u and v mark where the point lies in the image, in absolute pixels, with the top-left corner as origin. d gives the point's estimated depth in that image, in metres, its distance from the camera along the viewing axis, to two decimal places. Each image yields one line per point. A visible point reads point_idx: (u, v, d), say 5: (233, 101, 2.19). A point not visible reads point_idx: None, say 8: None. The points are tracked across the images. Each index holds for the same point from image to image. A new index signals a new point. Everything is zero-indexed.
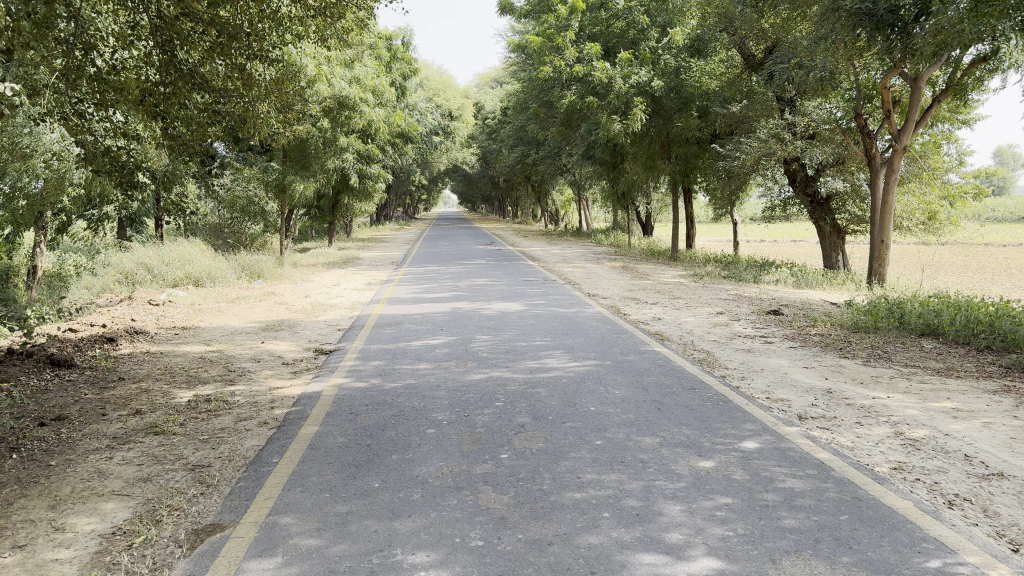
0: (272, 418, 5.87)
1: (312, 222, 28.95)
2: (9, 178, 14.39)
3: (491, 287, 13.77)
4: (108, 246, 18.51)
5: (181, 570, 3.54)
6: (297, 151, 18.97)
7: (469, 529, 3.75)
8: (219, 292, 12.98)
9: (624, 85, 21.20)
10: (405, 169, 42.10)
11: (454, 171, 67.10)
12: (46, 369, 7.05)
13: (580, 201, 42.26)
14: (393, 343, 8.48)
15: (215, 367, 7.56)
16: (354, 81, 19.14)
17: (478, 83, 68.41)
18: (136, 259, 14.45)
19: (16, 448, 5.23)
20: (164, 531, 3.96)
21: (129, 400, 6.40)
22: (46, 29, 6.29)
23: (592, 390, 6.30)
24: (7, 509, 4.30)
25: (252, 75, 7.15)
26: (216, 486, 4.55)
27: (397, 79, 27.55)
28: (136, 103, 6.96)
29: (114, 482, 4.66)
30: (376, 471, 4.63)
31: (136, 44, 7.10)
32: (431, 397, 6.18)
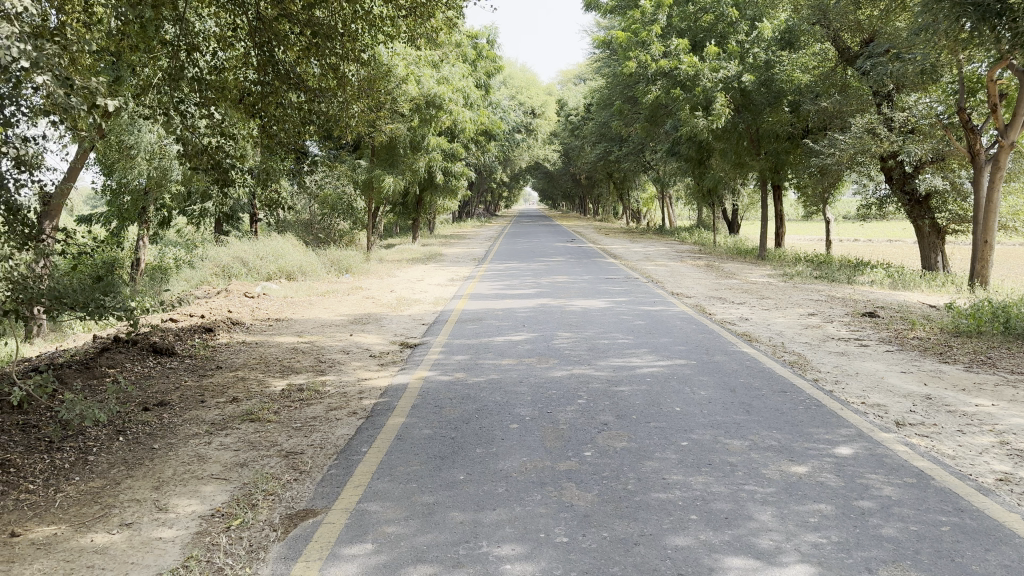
0: (360, 408, 6.02)
1: (398, 218, 29.60)
2: (118, 175, 15.25)
3: (573, 284, 13.73)
4: (205, 240, 19.33)
5: (276, 553, 3.66)
6: (385, 150, 19.40)
7: (554, 525, 3.75)
8: (310, 285, 13.39)
9: (712, 80, 20.95)
10: (487, 167, 42.48)
11: (536, 168, 67.33)
12: (149, 356, 7.42)
13: (664, 199, 41.70)
14: (476, 338, 8.57)
15: (306, 358, 7.80)
16: (442, 80, 19.43)
17: (560, 81, 68.38)
18: (232, 254, 15.05)
19: (123, 431, 5.52)
20: (260, 514, 4.11)
21: (226, 388, 6.67)
22: (154, 31, 6.61)
23: (677, 390, 6.21)
24: (115, 488, 4.54)
25: (345, 76, 7.36)
26: (309, 472, 4.70)
27: (481, 78, 27.86)
28: (235, 103, 7.21)
29: (213, 466, 4.86)
30: (461, 463, 4.68)
31: (235, 45, 7.35)
32: (514, 393, 6.21)
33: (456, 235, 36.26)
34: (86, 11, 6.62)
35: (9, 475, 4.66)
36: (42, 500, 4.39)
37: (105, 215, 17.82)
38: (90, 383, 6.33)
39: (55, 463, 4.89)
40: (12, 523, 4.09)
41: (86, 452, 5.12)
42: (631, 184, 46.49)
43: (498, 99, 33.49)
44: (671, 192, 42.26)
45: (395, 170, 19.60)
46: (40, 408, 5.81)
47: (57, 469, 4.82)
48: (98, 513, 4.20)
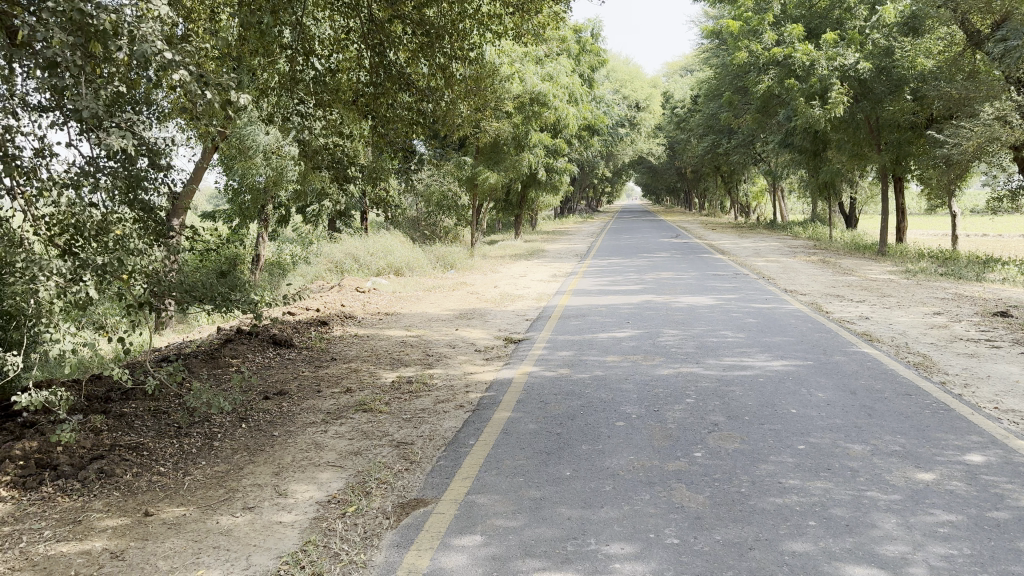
0: (467, 401, 6.10)
1: (502, 215, 29.91)
2: (239, 176, 16.04)
3: (680, 280, 13.48)
4: (319, 237, 20.08)
5: (389, 540, 3.76)
6: (489, 147, 19.61)
7: (664, 526, 3.69)
8: (417, 281, 13.69)
9: (828, 69, 20.30)
10: (590, 162, 42.32)
11: (639, 163, 66.50)
12: (269, 347, 7.77)
13: (776, 192, 40.37)
14: (580, 334, 8.54)
15: (414, 352, 7.97)
16: (547, 77, 19.46)
17: (666, 73, 67.23)
18: (345, 250, 15.63)
19: (245, 418, 5.80)
20: (373, 502, 4.22)
21: (340, 378, 6.90)
22: (273, 37, 6.84)
23: (793, 391, 5.99)
24: (238, 473, 4.76)
25: (453, 74, 7.47)
26: (419, 462, 4.80)
27: (586, 72, 27.74)
28: (348, 105, 7.43)
29: (329, 454, 5.04)
30: (568, 459, 4.67)
31: (349, 48, 7.57)
32: (621, 390, 6.15)
33: (559, 232, 36.35)
34: (210, 19, 6.91)
35: (143, 458, 4.97)
36: (172, 482, 4.66)
37: (227, 214, 18.78)
38: (215, 372, 6.67)
39: (183, 448, 5.18)
40: (146, 502, 4.36)
41: (211, 437, 5.41)
42: (740, 177, 45.23)
43: (602, 93, 33.32)
44: (782, 185, 40.88)
45: (499, 167, 19.80)
46: (170, 395, 6.17)
47: (186, 453, 5.11)
48: (224, 495, 4.43)
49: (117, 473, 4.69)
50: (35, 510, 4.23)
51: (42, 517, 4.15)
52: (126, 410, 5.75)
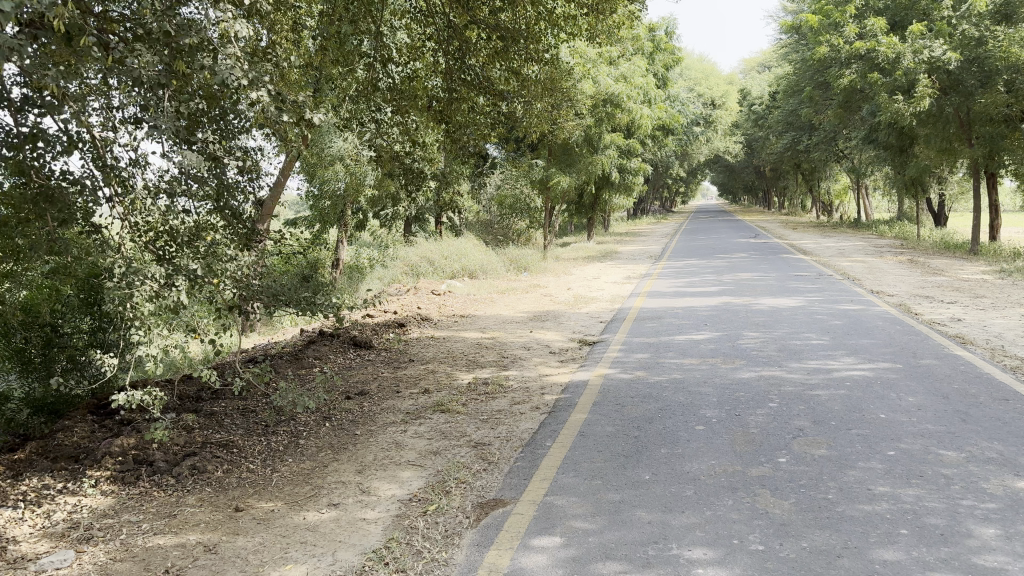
0: (543, 403, 6.13)
1: (575, 217, 29.90)
2: (319, 182, 16.50)
3: (759, 281, 13.19)
4: (396, 241, 20.47)
5: (470, 539, 3.81)
6: (563, 150, 19.65)
7: (747, 532, 3.64)
8: (492, 283, 13.82)
9: (914, 62, 19.59)
10: (664, 161, 41.88)
11: (714, 162, 65.36)
12: (350, 348, 7.97)
13: (859, 190, 39.10)
14: (656, 336, 8.46)
15: (490, 353, 8.04)
16: (621, 77, 19.38)
17: (743, 69, 65.92)
18: (420, 254, 15.94)
19: (329, 418, 5.97)
20: (453, 501, 4.29)
21: (418, 379, 7.02)
22: (352, 45, 7.14)
23: (881, 395, 5.81)
24: (323, 470, 4.91)
25: (528, 77, 7.50)
26: (497, 463, 4.84)
27: (660, 71, 27.47)
28: (425, 111, 7.56)
29: (409, 453, 5.14)
30: (647, 463, 4.65)
31: (426, 53, 7.69)
32: (700, 394, 6.07)
33: (632, 233, 36.07)
34: (292, 30, 7.10)
35: (233, 455, 5.16)
36: (261, 478, 4.83)
37: (308, 218, 19.32)
38: (300, 373, 6.88)
39: (270, 445, 5.36)
40: (236, 498, 4.53)
41: (297, 435, 5.58)
42: (819, 174, 43.98)
43: (676, 92, 32.97)
44: (866, 182, 39.53)
45: (573, 169, 19.80)
46: (257, 395, 6.39)
47: (273, 451, 5.28)
48: (310, 492, 4.57)
49: (209, 469, 4.88)
50: (133, 504, 4.44)
51: (140, 510, 4.36)
52: (217, 408, 5.99)
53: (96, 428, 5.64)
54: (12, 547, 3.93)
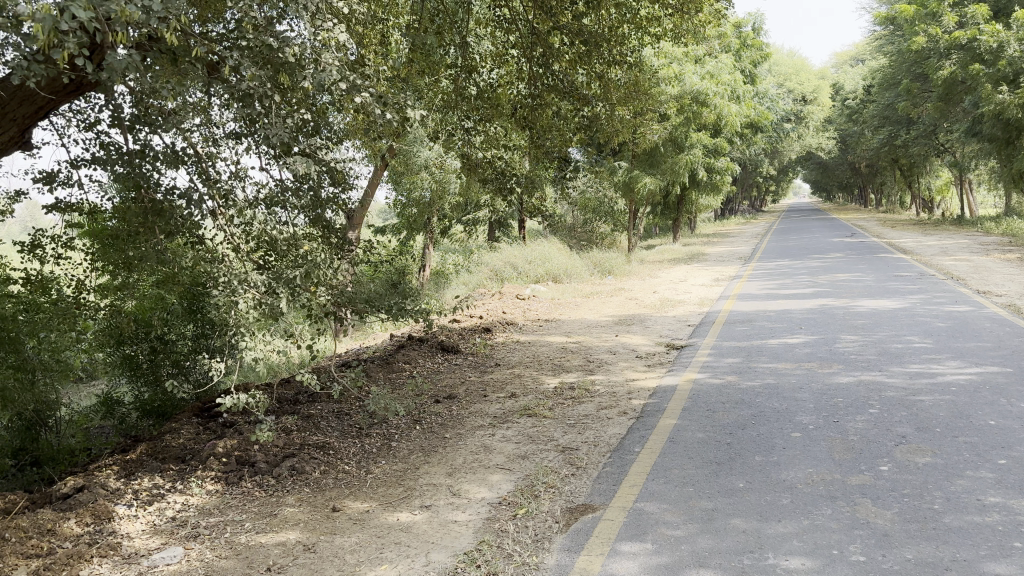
0: (631, 408, 6.08)
1: (661, 219, 29.52)
2: (406, 191, 16.83)
3: (855, 282, 12.74)
4: (480, 246, 20.67)
5: (559, 544, 3.82)
6: (647, 151, 19.48)
7: (847, 542, 3.52)
8: (576, 287, 13.79)
9: (1020, 49, 18.58)
10: (752, 160, 40.91)
11: (806, 158, 63.40)
12: (438, 353, 8.12)
13: (962, 185, 37.25)
14: (747, 340, 8.27)
15: (576, 357, 8.03)
16: (707, 76, 19.09)
17: (835, 63, 63.82)
18: (505, 259, 16.06)
19: (419, 421, 6.10)
20: (542, 505, 4.31)
21: (505, 384, 7.08)
22: (439, 56, 7.40)
23: (991, 401, 5.52)
24: (415, 473, 5.02)
25: (612, 79, 7.51)
26: (585, 468, 4.84)
27: (747, 68, 26.91)
28: (509, 117, 7.64)
29: (498, 457, 5.19)
30: (741, 470, 4.55)
31: (509, 61, 7.80)
32: (794, 399, 5.90)
33: (720, 234, 35.32)
34: (381, 43, 7.29)
35: (329, 456, 5.33)
36: (356, 479, 4.98)
37: (395, 226, 19.76)
38: (390, 377, 7.05)
39: (364, 447, 5.52)
40: (333, 498, 4.67)
41: (389, 438, 5.72)
42: (919, 170, 42.06)
43: (764, 89, 32.15)
44: (969, 177, 37.63)
45: (657, 170, 19.58)
46: (351, 397, 6.58)
47: (367, 453, 5.44)
48: (402, 494, 4.68)
49: (307, 471, 5.06)
50: (237, 503, 4.64)
51: (243, 510, 4.55)
52: (313, 411, 6.20)
53: (201, 430, 5.93)
54: (127, 543, 4.16)
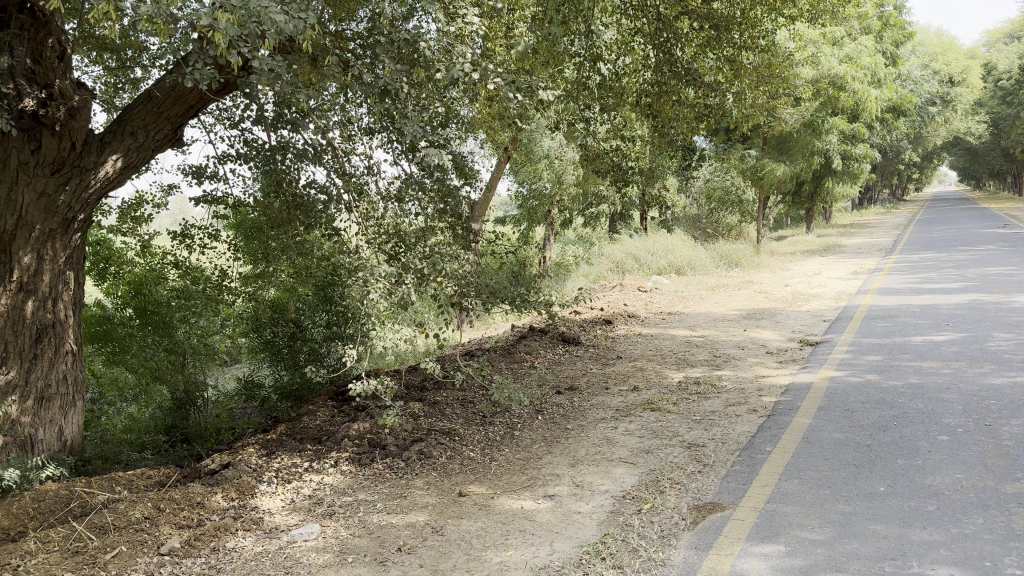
0: (761, 405, 5.86)
1: (791, 208, 28.38)
2: (527, 182, 16.90)
3: (1010, 276, 11.78)
4: (601, 238, 20.51)
5: (687, 542, 3.73)
6: (778, 138, 18.76)
7: (1003, 554, 3.26)
8: (701, 280, 13.46)
9: None
10: (892, 146, 38.59)
11: (953, 143, 59.26)
12: (559, 344, 8.12)
13: None
14: (888, 337, 7.82)
15: (702, 352, 7.83)
16: (844, 59, 18.14)
17: (986, 42, 59.27)
18: (627, 250, 15.93)
19: (541, 411, 6.13)
20: (669, 501, 4.22)
21: (627, 376, 7.00)
22: (563, 46, 7.38)
23: None
24: (538, 462, 5.04)
25: (742, 63, 7.24)
26: (713, 465, 4.70)
27: (889, 49, 25.44)
28: (634, 105, 7.55)
29: (621, 450, 5.13)
30: (882, 474, 4.30)
31: (635, 48, 7.68)
32: (941, 401, 5.52)
33: (855, 224, 33.56)
34: (506, 35, 7.35)
35: (455, 442, 5.44)
36: (480, 465, 5.05)
37: (516, 217, 19.87)
38: (513, 367, 7.12)
39: (489, 435, 5.60)
40: (459, 483, 4.76)
41: (512, 427, 5.77)
42: None
43: (908, 70, 30.22)
44: None
45: (788, 157, 18.80)
46: (475, 386, 6.67)
47: (490, 440, 5.51)
48: (526, 482, 4.71)
49: (434, 455, 5.17)
50: (369, 483, 4.81)
51: (375, 490, 4.70)
52: (438, 398, 6.33)
53: (335, 413, 6.19)
54: (268, 518, 4.39)
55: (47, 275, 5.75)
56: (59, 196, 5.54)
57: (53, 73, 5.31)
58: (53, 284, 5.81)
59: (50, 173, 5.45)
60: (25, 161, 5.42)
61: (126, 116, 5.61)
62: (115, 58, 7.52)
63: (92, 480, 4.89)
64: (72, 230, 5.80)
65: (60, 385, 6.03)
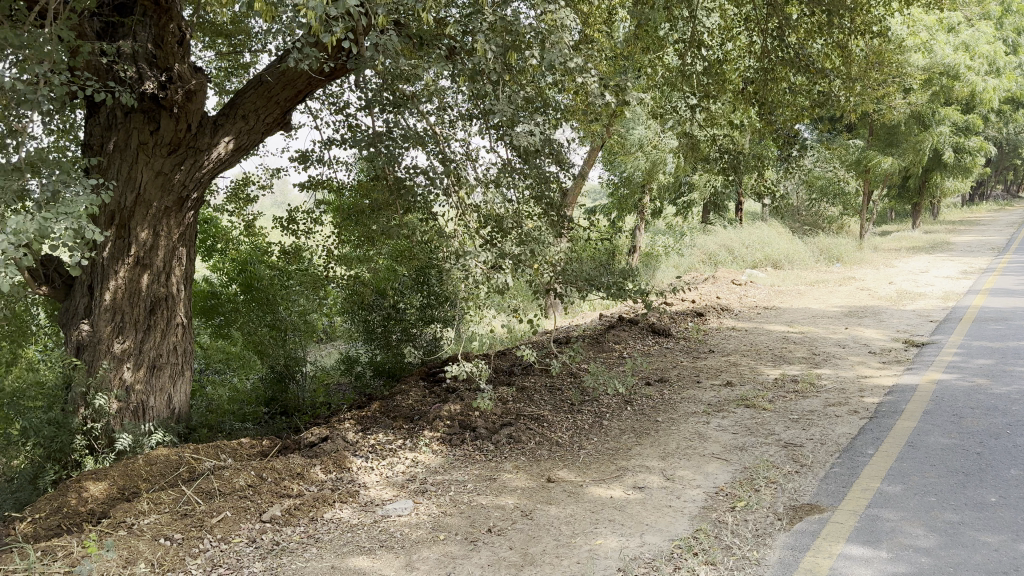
0: (862, 407, 5.66)
1: (895, 201, 27.17)
2: (619, 169, 16.73)
3: None
4: (693, 228, 20.15)
5: (783, 542, 3.64)
6: (885, 128, 18.01)
7: None
8: (798, 274, 13.07)
9: None
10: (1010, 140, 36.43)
11: None
12: (649, 335, 8.05)
13: None
14: (1002, 340, 7.42)
15: (799, 349, 7.61)
16: (961, 46, 17.21)
17: None
18: (720, 242, 15.63)
19: (631, 402, 6.09)
20: (764, 500, 4.13)
21: (720, 371, 6.87)
22: (664, 33, 7.27)
23: None
24: (628, 453, 5.01)
25: (853, 49, 6.97)
26: (811, 466, 4.57)
27: (1011, 36, 23.99)
28: (737, 93, 7.39)
29: (714, 445, 5.05)
30: (993, 484, 4.09)
31: (740, 35, 7.51)
32: None
33: (966, 222, 31.85)
34: (608, 21, 7.28)
35: (544, 428, 5.47)
36: (569, 452, 5.07)
37: (607, 205, 19.72)
38: (604, 357, 7.10)
39: (577, 423, 5.60)
40: (548, 469, 4.78)
41: (601, 416, 5.76)
42: None
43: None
44: None
45: (895, 149, 18.01)
46: (565, 373, 6.69)
47: (579, 428, 5.51)
48: (615, 472, 4.69)
49: (522, 440, 5.21)
50: (459, 464, 4.88)
51: (465, 471, 4.78)
52: (527, 383, 6.37)
53: (426, 393, 6.31)
54: (364, 491, 4.51)
55: (162, 250, 6.02)
56: (175, 175, 5.81)
57: (173, 57, 5.51)
58: (166, 259, 6.08)
59: (167, 153, 5.75)
60: (145, 141, 5.74)
61: (238, 99, 5.84)
62: (227, 44, 7.82)
63: (200, 447, 5.14)
64: (186, 207, 6.06)
65: (170, 355, 6.33)
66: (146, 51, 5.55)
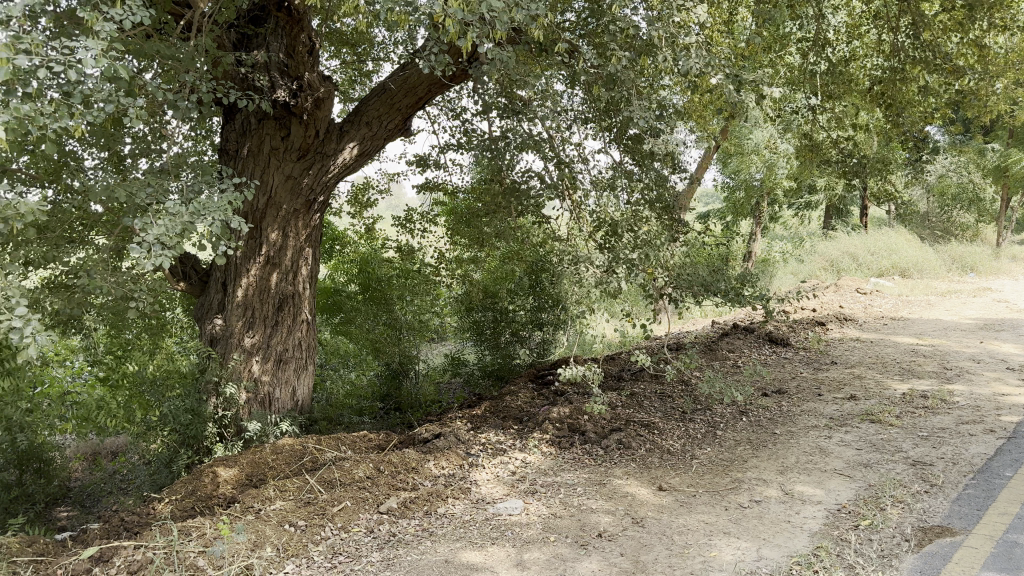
0: (999, 426, 5.32)
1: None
2: (735, 173, 16.31)
3: None
4: (812, 234, 19.39)
5: (911, 564, 3.48)
6: None
7: None
8: (927, 284, 12.39)
9: None
10: None
11: None
12: (766, 344, 7.83)
13: None
14: None
15: (930, 363, 7.22)
16: None
17: None
18: (842, 249, 15.00)
19: (746, 412, 5.95)
20: (890, 519, 3.96)
21: (843, 384, 6.61)
22: (787, 32, 7.06)
23: None
24: (743, 465, 4.91)
25: (992, 46, 6.57)
26: (941, 487, 4.34)
27: None
28: (863, 93, 7.09)
29: (836, 461, 4.87)
30: None
31: (867, 33, 7.20)
32: None
33: None
34: (729, 23, 7.14)
35: (655, 435, 5.42)
36: (682, 461, 5.00)
37: (722, 209, 19.25)
38: (718, 366, 6.95)
39: (690, 432, 5.52)
40: (660, 477, 4.74)
41: (714, 426, 5.65)
42: None
43: None
44: None
45: None
46: (679, 381, 6.59)
47: (692, 437, 5.43)
48: (730, 484, 4.60)
49: (633, 446, 5.18)
50: (570, 466, 4.91)
51: (576, 474, 4.80)
52: (638, 390, 6.32)
53: (537, 395, 6.37)
54: (475, 489, 4.60)
55: (289, 251, 6.34)
56: (303, 179, 6.12)
57: (303, 66, 5.79)
58: (294, 259, 6.39)
59: (297, 158, 6.05)
60: (276, 147, 6.05)
61: (363, 106, 6.12)
62: (352, 53, 8.12)
63: (322, 439, 5.37)
64: (313, 210, 6.37)
65: (296, 350, 6.65)
66: (278, 60, 5.87)
